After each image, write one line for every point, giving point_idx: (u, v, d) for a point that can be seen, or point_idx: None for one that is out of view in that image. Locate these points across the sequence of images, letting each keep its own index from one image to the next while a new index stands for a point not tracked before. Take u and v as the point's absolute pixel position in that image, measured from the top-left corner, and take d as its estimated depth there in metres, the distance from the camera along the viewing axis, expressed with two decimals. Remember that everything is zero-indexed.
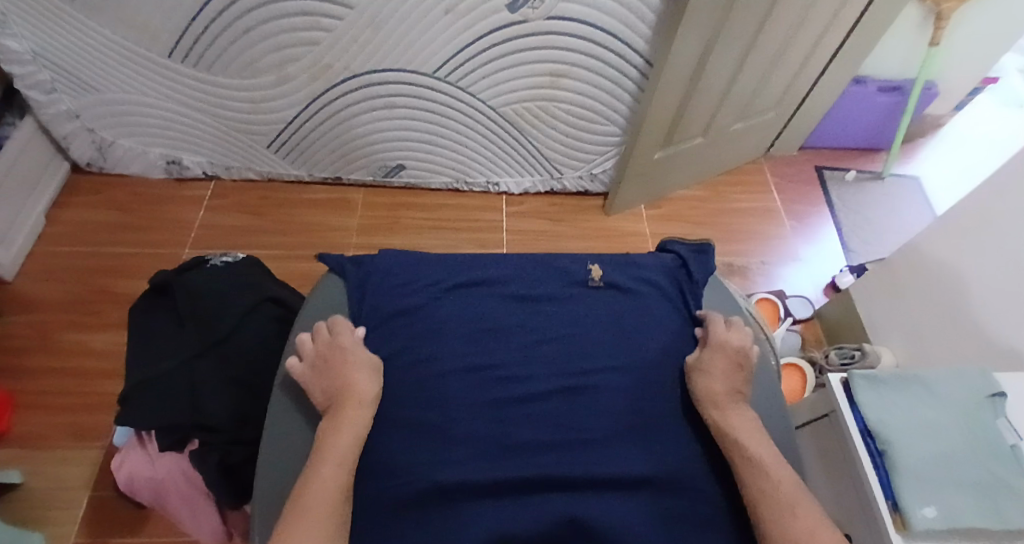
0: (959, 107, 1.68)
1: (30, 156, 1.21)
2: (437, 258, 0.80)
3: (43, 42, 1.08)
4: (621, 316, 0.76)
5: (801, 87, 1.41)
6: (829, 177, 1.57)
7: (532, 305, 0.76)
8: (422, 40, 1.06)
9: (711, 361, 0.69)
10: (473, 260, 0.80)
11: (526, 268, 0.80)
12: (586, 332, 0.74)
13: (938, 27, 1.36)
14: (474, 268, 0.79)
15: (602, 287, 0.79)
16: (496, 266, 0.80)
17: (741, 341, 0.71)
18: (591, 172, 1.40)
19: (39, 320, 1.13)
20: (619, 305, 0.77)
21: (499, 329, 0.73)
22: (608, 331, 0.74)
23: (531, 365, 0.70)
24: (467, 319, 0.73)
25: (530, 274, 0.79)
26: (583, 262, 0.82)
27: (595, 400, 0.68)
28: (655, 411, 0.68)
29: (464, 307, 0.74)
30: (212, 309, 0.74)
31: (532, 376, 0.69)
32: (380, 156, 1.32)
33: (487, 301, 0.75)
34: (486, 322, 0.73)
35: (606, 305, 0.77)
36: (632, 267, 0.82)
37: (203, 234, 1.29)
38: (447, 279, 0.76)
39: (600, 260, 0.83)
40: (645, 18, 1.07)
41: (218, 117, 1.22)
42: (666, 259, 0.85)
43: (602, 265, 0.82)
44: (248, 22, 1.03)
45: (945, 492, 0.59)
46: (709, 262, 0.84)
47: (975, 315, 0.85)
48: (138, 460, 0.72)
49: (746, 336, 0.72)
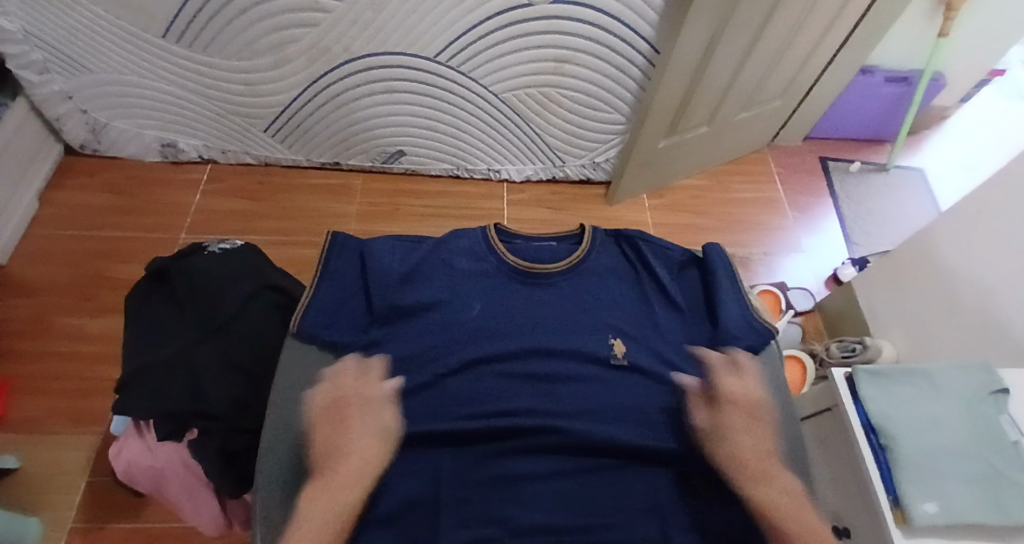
0: (965, 99, 1.66)
1: (23, 137, 1.19)
2: (430, 313, 0.68)
3: (34, 20, 1.05)
4: (654, 405, 0.65)
5: (808, 77, 1.39)
6: (832, 169, 1.56)
7: (545, 375, 0.65)
8: (424, 23, 1.04)
9: (726, 426, 0.64)
10: (473, 328, 0.67)
11: (533, 331, 0.68)
12: (616, 428, 0.62)
13: (948, 17, 1.34)
14: (473, 339, 0.66)
15: (625, 368, 0.67)
16: (498, 334, 0.67)
17: (749, 395, 0.67)
18: (594, 160, 1.38)
19: (34, 304, 1.11)
20: (645, 392, 0.66)
21: (504, 416, 0.62)
22: (631, 423, 0.63)
23: (544, 455, 0.60)
24: (474, 394, 0.63)
25: (538, 342, 0.67)
26: (603, 332, 0.69)
27: (618, 489, 0.59)
28: (682, 495, 0.60)
29: (465, 391, 0.63)
30: (211, 296, 0.73)
31: (544, 465, 0.59)
32: (380, 142, 1.30)
33: (492, 383, 0.64)
34: (487, 407, 0.62)
35: (630, 391, 0.65)
36: (654, 340, 0.70)
37: (200, 219, 1.28)
38: (446, 358, 0.65)
39: (621, 329, 0.70)
40: (653, 3, 1.05)
41: (215, 99, 1.20)
42: (694, 329, 0.73)
43: (625, 339, 0.69)
44: (245, 1, 1.01)
45: (949, 488, 0.59)
46: (752, 326, 0.73)
47: (979, 310, 0.85)
48: (136, 449, 0.71)
49: (749, 384, 0.68)
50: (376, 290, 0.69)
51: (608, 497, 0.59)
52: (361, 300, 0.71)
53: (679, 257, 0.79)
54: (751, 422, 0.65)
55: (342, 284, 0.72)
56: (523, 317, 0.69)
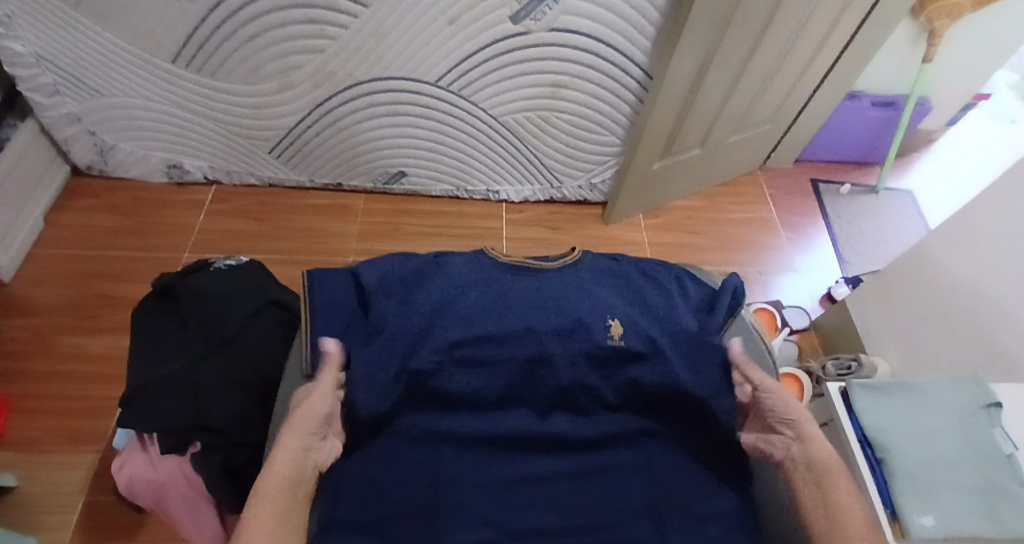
0: (952, 123, 1.70)
1: (30, 159, 1.21)
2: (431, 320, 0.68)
3: (48, 46, 1.09)
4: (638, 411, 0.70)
5: (797, 101, 1.43)
6: (824, 190, 1.59)
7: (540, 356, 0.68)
8: (425, 50, 1.08)
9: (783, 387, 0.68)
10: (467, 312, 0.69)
11: (528, 309, 0.70)
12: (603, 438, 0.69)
13: (931, 44, 1.39)
14: (471, 320, 0.68)
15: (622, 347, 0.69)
16: (495, 314, 0.69)
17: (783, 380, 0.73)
18: (591, 181, 1.41)
19: (37, 322, 1.12)
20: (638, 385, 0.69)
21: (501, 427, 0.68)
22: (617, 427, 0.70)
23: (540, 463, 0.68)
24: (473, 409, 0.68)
25: (531, 322, 0.69)
26: (601, 312, 0.71)
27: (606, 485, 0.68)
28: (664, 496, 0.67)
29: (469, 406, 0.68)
30: (217, 312, 0.74)
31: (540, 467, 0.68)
32: (381, 163, 1.33)
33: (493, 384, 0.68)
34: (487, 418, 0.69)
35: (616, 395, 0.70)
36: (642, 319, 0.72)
37: (203, 238, 1.30)
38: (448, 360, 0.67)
39: (615, 309, 0.72)
40: (645, 31, 1.09)
41: (221, 122, 1.23)
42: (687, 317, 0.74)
43: (620, 318, 0.71)
44: (252, 30, 1.05)
45: (940, 499, 0.60)
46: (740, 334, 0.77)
47: (970, 327, 0.87)
48: (139, 464, 0.72)
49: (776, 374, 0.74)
50: (372, 295, 0.69)
51: (604, 500, 0.67)
52: (353, 306, 0.71)
53: (671, 273, 0.80)
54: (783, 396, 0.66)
55: (336, 289, 0.71)
56: (522, 302, 0.70)
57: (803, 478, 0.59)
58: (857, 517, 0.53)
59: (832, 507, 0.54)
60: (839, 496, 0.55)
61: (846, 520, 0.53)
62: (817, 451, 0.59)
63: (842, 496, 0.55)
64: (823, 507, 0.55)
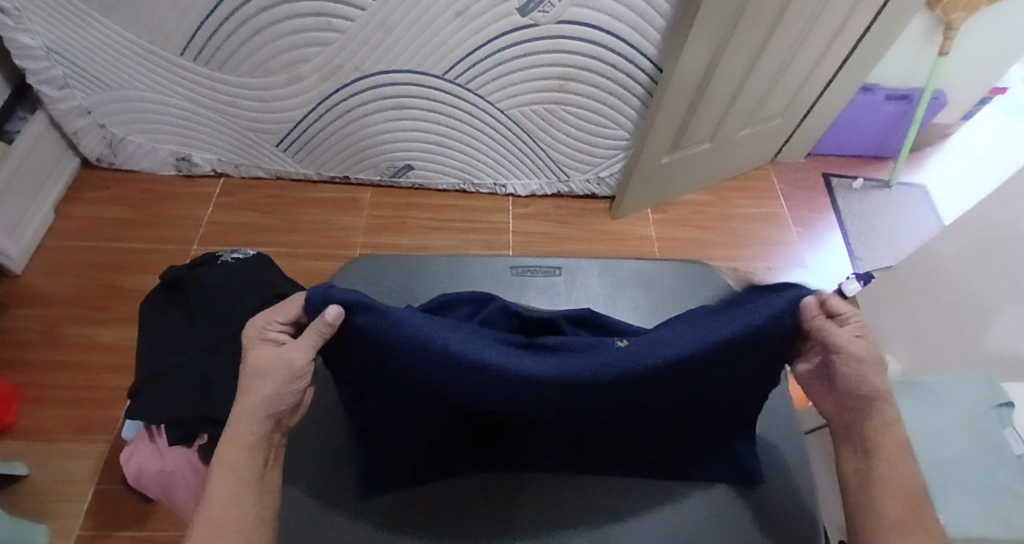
0: (966, 117, 1.67)
1: (41, 151, 1.22)
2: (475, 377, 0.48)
3: (57, 39, 1.09)
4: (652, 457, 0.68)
5: (810, 93, 1.41)
6: (836, 185, 1.57)
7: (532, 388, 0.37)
8: (432, 43, 1.07)
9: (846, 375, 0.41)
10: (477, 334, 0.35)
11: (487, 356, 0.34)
12: None
13: (947, 37, 1.36)
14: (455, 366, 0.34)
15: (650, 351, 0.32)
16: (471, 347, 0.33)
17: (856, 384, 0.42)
18: (599, 175, 1.39)
19: (47, 313, 1.13)
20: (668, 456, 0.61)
21: None
22: None
23: None
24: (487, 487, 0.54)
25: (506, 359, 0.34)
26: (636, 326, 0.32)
27: None
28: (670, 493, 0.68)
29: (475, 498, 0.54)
30: (224, 304, 0.74)
31: None
32: (387, 156, 1.33)
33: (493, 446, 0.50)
34: None
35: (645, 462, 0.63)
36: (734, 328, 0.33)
37: (211, 231, 1.30)
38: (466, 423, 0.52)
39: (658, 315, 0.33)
40: (655, 23, 1.08)
41: (228, 115, 1.23)
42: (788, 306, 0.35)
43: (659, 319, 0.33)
44: (261, 22, 1.05)
45: (952, 500, 0.59)
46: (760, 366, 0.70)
47: (979, 324, 0.85)
48: (147, 454, 0.75)
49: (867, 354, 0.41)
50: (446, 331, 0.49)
51: None
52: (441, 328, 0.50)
53: (701, 278, 0.75)
54: (871, 360, 0.41)
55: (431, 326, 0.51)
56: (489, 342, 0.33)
57: (849, 440, 0.45)
58: (908, 493, 0.41)
59: (877, 478, 0.42)
60: (897, 471, 0.42)
61: (898, 496, 0.41)
62: (878, 416, 0.43)
63: (893, 469, 0.42)
64: (867, 481, 0.42)
